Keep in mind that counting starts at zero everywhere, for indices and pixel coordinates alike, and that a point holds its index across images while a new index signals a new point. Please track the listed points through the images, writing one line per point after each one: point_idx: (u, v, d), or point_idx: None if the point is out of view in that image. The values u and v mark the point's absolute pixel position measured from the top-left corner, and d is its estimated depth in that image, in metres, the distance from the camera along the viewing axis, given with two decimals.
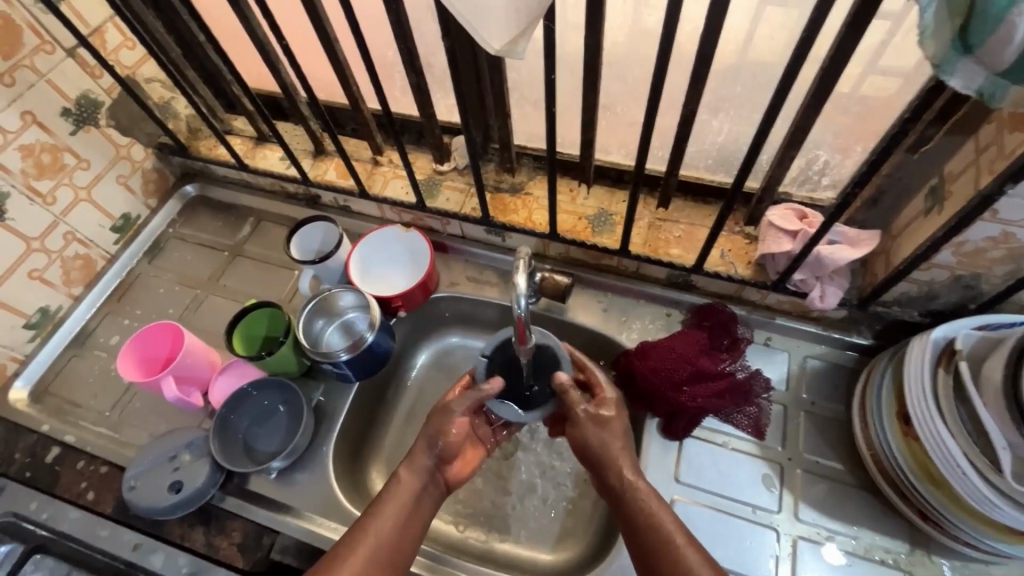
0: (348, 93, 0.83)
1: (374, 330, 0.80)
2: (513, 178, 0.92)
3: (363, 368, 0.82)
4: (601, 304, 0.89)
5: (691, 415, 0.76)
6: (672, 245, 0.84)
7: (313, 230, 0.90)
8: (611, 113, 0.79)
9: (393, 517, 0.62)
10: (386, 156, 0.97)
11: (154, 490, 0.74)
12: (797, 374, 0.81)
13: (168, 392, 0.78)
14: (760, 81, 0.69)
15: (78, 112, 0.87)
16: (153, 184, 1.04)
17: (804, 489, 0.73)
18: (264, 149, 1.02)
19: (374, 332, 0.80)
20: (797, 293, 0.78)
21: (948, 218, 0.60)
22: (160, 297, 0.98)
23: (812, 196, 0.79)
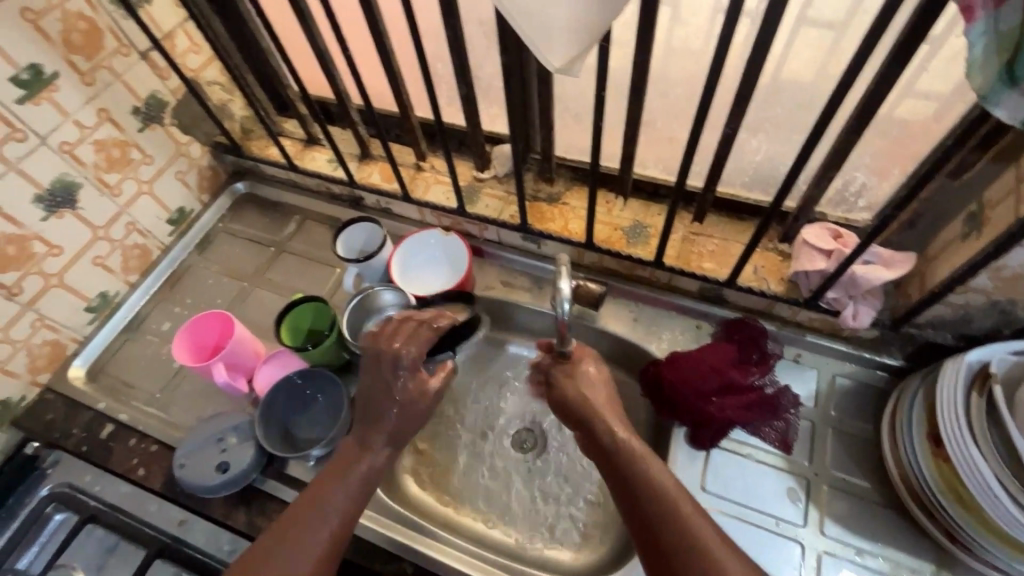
0: (400, 101, 0.87)
1: None
2: (550, 187, 0.95)
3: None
4: (632, 313, 0.91)
5: (719, 426, 0.77)
6: (705, 259, 0.86)
7: (357, 230, 0.94)
8: (652, 128, 0.82)
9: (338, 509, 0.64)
10: (429, 162, 1.01)
11: (202, 470, 0.78)
12: (825, 391, 0.82)
13: (218, 377, 0.82)
14: (802, 103, 0.71)
15: (146, 111, 0.93)
16: (207, 181, 1.09)
17: (830, 504, 0.74)
18: (313, 151, 1.07)
19: None
20: (829, 311, 0.79)
21: (986, 243, 0.61)
22: (209, 287, 1.03)
23: (847, 217, 0.81)
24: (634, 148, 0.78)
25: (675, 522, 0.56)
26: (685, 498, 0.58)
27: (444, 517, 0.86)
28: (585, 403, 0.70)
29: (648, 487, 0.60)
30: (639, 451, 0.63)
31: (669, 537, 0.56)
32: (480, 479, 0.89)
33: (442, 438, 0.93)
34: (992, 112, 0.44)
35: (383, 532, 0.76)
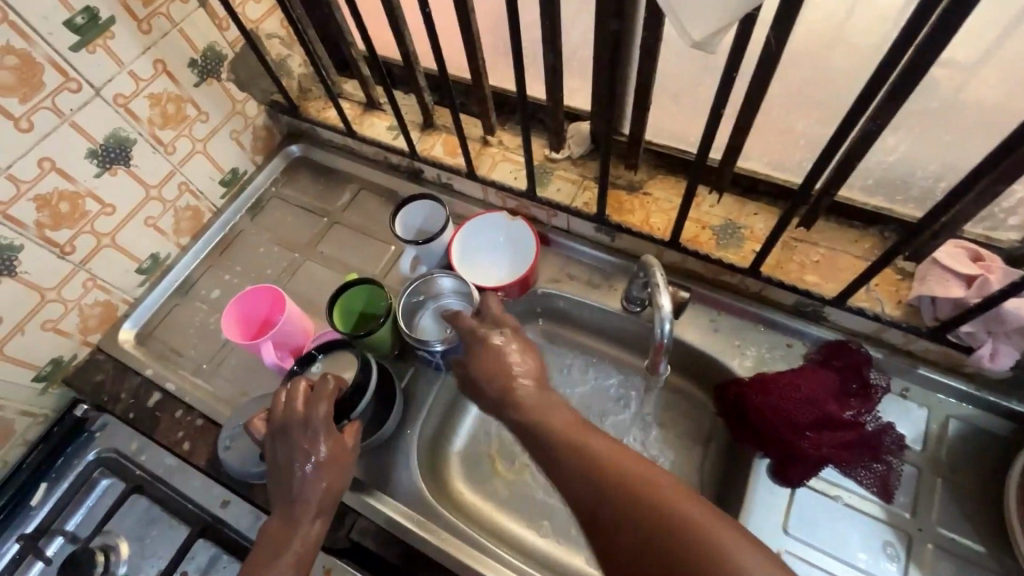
0: (474, 67, 0.78)
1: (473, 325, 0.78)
2: (632, 174, 0.85)
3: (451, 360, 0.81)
4: (713, 323, 0.81)
5: (811, 464, 0.68)
6: (807, 271, 0.75)
7: (418, 208, 0.87)
8: (764, 116, 0.71)
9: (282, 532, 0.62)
10: (497, 137, 0.93)
11: (247, 454, 0.75)
12: (936, 434, 0.71)
13: (268, 356, 0.78)
14: (966, 97, 0.59)
15: (203, 64, 0.87)
16: (262, 141, 1.04)
17: (936, 567, 0.64)
18: (372, 117, 1.00)
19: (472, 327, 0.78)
20: (959, 346, 0.68)
21: None
22: (260, 256, 0.99)
23: (989, 235, 0.68)
24: (744, 138, 0.67)
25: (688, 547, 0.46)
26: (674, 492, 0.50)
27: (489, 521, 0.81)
28: (542, 424, 0.61)
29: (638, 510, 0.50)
30: (613, 463, 0.54)
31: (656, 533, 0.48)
32: (531, 487, 0.83)
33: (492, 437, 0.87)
34: None
35: (432, 542, 0.72)
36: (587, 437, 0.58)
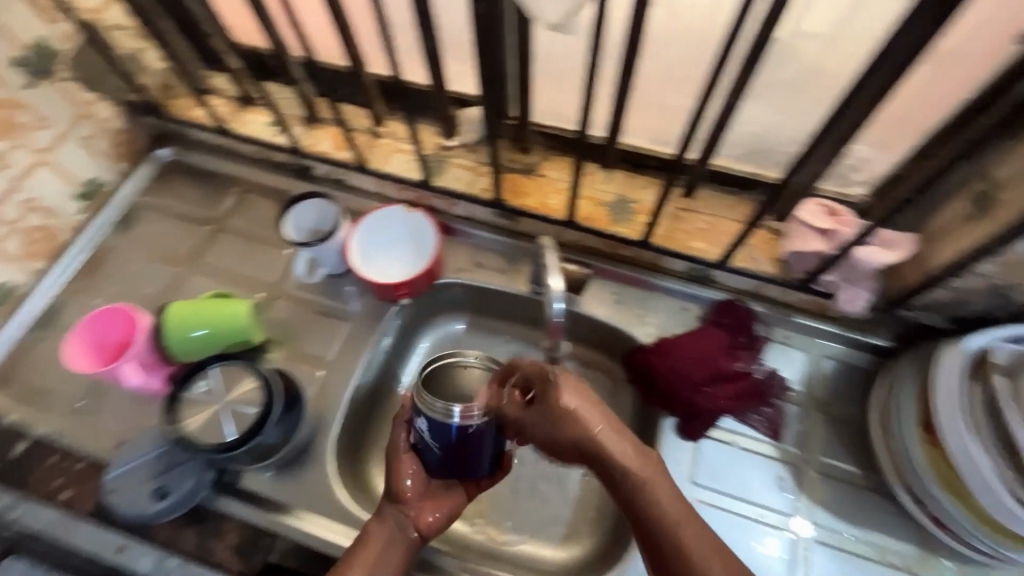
0: (351, 54, 0.74)
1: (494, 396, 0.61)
2: (525, 157, 0.86)
3: (460, 458, 0.61)
4: (616, 295, 0.84)
5: (709, 416, 0.74)
6: (693, 239, 0.80)
7: (308, 208, 0.82)
8: (641, 93, 0.73)
9: (379, 554, 0.62)
10: (387, 127, 0.90)
11: (137, 495, 0.68)
12: (813, 374, 0.79)
13: (130, 379, 0.74)
14: (810, 67, 0.64)
15: (33, 62, 0.76)
16: (123, 146, 0.93)
17: (820, 492, 0.72)
18: (250, 113, 0.93)
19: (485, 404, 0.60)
20: (822, 294, 0.76)
21: (1002, 225, 0.57)
22: (136, 274, 0.89)
23: (842, 192, 0.75)
24: (622, 115, 0.69)
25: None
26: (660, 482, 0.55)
27: None
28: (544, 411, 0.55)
29: (672, 556, 0.53)
30: (661, 510, 0.54)
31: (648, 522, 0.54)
32: None
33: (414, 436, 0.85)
34: None
35: None
36: (636, 471, 0.55)
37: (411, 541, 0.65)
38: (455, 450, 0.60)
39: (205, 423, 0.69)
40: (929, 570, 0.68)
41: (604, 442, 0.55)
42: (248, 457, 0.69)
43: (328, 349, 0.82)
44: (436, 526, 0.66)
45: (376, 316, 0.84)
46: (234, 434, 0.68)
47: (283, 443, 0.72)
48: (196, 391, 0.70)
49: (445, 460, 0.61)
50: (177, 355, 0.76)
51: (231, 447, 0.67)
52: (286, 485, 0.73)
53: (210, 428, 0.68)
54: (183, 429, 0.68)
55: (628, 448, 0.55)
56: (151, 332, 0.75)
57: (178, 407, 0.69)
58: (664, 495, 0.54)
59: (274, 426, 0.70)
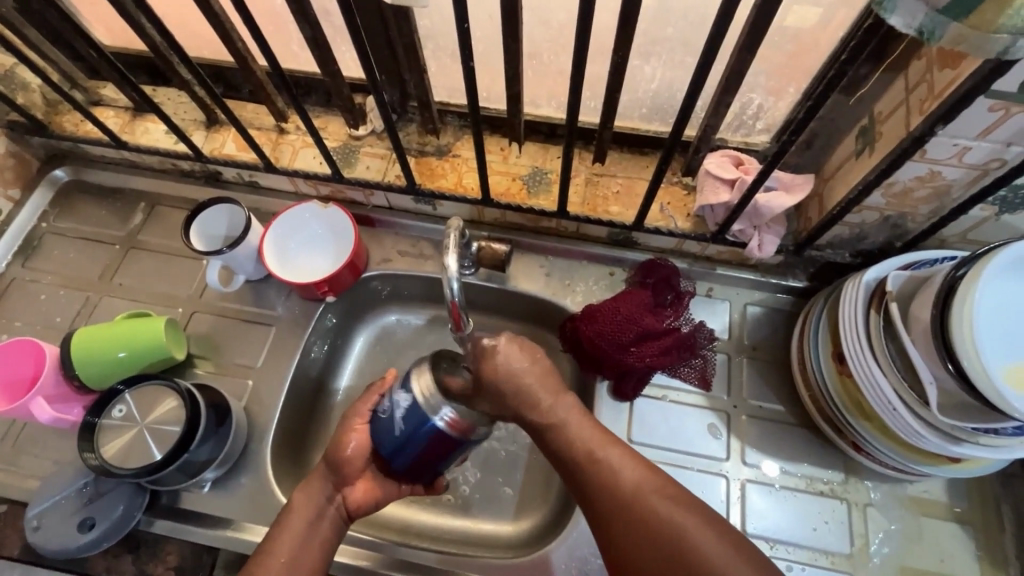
0: (233, 50, 0.71)
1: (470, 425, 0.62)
2: (437, 139, 0.84)
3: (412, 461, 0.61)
4: (543, 268, 0.85)
5: (640, 374, 0.76)
6: (611, 203, 0.81)
7: (216, 214, 0.79)
8: (538, 62, 0.73)
9: (305, 526, 0.59)
10: (292, 122, 0.87)
11: (62, 530, 0.66)
12: (737, 321, 0.81)
13: (42, 415, 0.69)
14: (694, 18, 0.65)
15: None
16: (11, 172, 0.88)
17: (750, 433, 0.75)
18: (144, 122, 0.88)
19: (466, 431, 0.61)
20: (737, 243, 0.77)
21: (880, 159, 0.59)
22: (43, 305, 0.85)
23: (746, 141, 0.77)
24: (518, 86, 0.69)
25: (650, 530, 0.49)
26: (603, 446, 0.56)
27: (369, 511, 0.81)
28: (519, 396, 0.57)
29: (614, 499, 0.52)
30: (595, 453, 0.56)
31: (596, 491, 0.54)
32: None
33: None
34: (885, 19, 0.39)
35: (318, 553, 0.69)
36: (572, 430, 0.57)
37: (337, 516, 0.62)
38: (417, 449, 0.59)
39: (126, 447, 0.66)
40: (854, 493, 0.72)
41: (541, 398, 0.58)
42: (177, 475, 0.68)
43: (257, 357, 0.81)
44: (363, 508, 0.64)
45: (303, 318, 0.83)
46: (158, 455, 0.66)
47: (216, 457, 0.70)
48: (112, 416, 0.68)
49: (397, 446, 0.60)
50: (91, 384, 0.73)
51: (157, 468, 0.65)
52: (223, 498, 0.72)
53: (132, 452, 0.66)
54: (102, 457, 0.66)
55: (568, 414, 0.58)
56: (61, 362, 0.72)
57: (95, 435, 0.67)
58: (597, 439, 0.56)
59: (203, 441, 0.68)
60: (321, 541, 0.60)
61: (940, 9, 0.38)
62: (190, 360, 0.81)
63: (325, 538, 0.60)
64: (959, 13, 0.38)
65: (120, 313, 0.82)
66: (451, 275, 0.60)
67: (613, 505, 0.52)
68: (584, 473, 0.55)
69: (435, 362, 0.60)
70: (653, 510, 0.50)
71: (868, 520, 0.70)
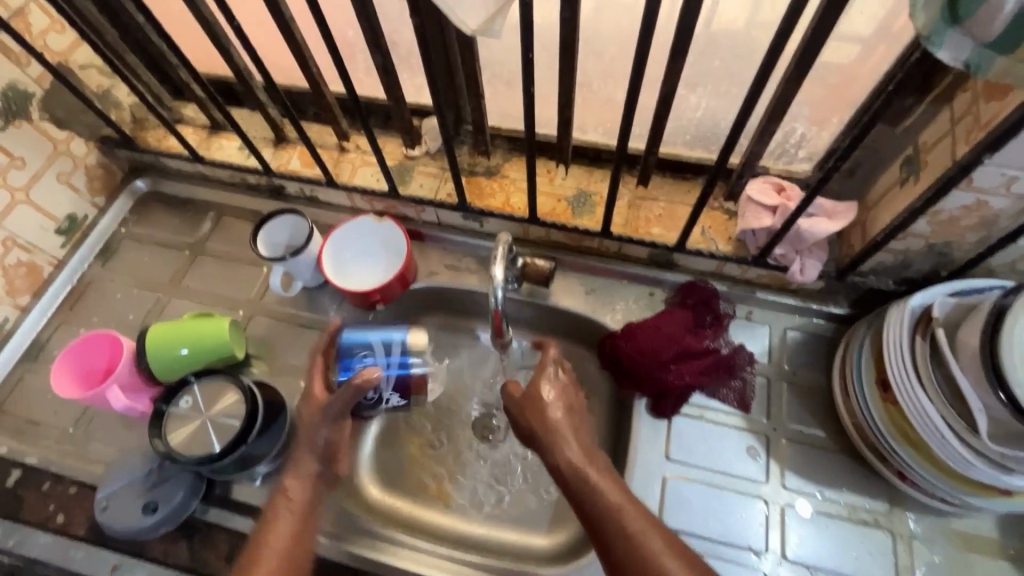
0: (308, 75, 0.78)
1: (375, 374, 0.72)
2: (488, 161, 0.89)
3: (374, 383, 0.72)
4: (584, 286, 0.88)
5: (680, 393, 0.77)
6: (652, 225, 0.83)
7: (280, 224, 0.85)
8: (587, 90, 0.77)
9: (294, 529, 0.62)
10: (353, 142, 0.93)
11: (128, 511, 0.71)
12: (778, 346, 0.82)
13: (116, 402, 0.75)
14: (738, 52, 0.69)
15: (6, 106, 0.79)
16: (99, 181, 0.96)
17: (791, 457, 0.75)
18: (220, 139, 0.96)
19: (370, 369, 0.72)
20: (778, 267, 0.79)
21: (924, 188, 0.61)
22: (118, 303, 0.92)
23: (789, 169, 0.79)
24: (569, 112, 0.73)
25: (629, 543, 0.55)
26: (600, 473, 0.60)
27: (407, 516, 0.83)
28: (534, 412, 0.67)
29: (610, 522, 0.57)
30: (636, 539, 0.55)
31: (594, 509, 0.58)
32: (447, 477, 0.85)
33: (398, 438, 0.89)
34: (935, 55, 0.42)
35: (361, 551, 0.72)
36: (576, 455, 0.62)
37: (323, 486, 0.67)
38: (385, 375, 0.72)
39: (189, 437, 0.71)
40: (899, 525, 0.70)
41: (564, 445, 0.63)
42: (233, 467, 0.71)
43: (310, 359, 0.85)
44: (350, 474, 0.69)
45: None
46: (218, 446, 0.70)
47: (270, 452, 0.74)
48: (179, 406, 0.73)
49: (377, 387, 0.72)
50: (160, 375, 0.78)
51: (216, 458, 0.69)
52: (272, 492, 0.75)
53: (195, 441, 0.71)
54: (168, 444, 0.70)
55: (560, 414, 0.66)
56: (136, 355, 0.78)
57: (163, 423, 0.72)
58: (638, 521, 0.57)
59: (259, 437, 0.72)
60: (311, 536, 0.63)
61: (987, 43, 0.40)
62: (248, 360, 0.86)
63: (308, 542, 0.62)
64: (1004, 48, 0.40)
65: (186, 313, 0.88)
66: (498, 284, 0.64)
67: (599, 512, 0.58)
68: (606, 535, 0.57)
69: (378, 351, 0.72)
70: (642, 541, 0.55)
71: (913, 554, 0.69)
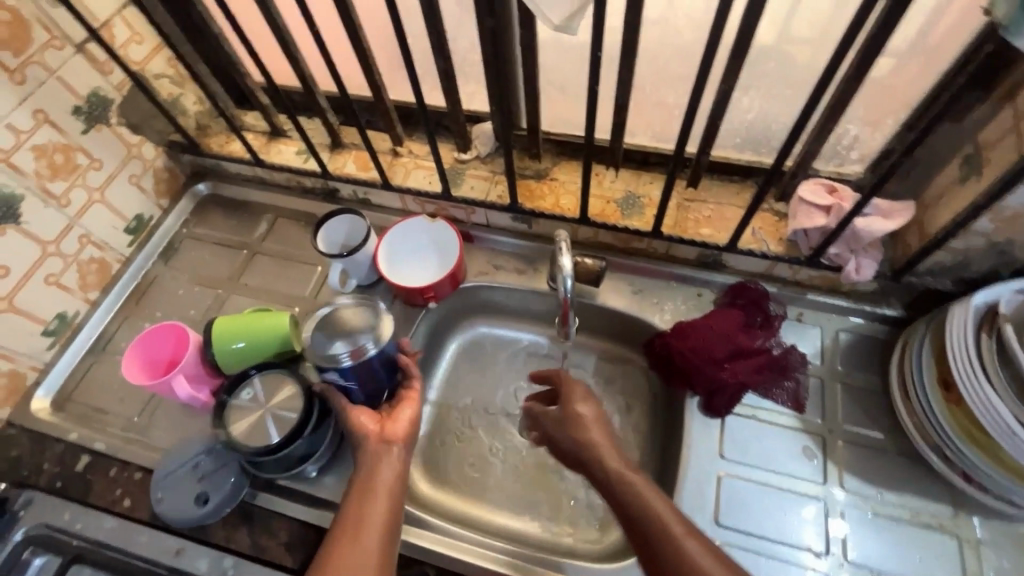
0: (371, 80, 0.82)
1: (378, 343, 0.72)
2: (537, 164, 0.91)
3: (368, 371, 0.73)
4: (632, 286, 0.89)
5: (733, 391, 0.77)
6: (702, 226, 0.84)
7: (338, 223, 0.88)
8: (641, 93, 0.79)
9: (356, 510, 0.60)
10: (406, 147, 0.96)
11: (182, 501, 0.74)
12: (830, 347, 0.81)
13: (181, 391, 0.78)
14: (793, 54, 0.70)
15: (89, 110, 0.84)
16: (164, 184, 1.01)
17: (849, 459, 0.74)
18: (279, 144, 1.00)
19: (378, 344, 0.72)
20: (831, 267, 0.79)
21: (986, 185, 0.61)
22: (180, 299, 0.96)
23: (840, 170, 0.79)
24: (624, 114, 0.75)
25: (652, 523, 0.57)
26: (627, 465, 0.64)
27: (458, 512, 0.83)
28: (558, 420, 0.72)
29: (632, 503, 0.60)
30: (675, 541, 0.55)
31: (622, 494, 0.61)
32: (496, 474, 0.86)
33: (447, 434, 0.90)
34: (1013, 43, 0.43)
35: (422, 543, 0.73)
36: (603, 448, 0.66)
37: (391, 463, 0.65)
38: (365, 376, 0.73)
39: (249, 427, 0.73)
40: (965, 529, 0.69)
41: (605, 457, 0.65)
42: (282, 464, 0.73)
43: None
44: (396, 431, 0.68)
45: (405, 322, 0.89)
46: (277, 438, 0.72)
47: (313, 453, 0.75)
48: (241, 398, 0.75)
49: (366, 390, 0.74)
50: (223, 367, 0.81)
51: (273, 450, 0.71)
52: (321, 487, 0.76)
53: (254, 433, 0.73)
54: (229, 433, 0.73)
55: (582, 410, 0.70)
56: (201, 347, 0.80)
57: (226, 413, 0.74)
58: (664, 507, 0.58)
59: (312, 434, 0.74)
60: (381, 511, 0.61)
61: None
62: None
63: (380, 522, 0.60)
64: None
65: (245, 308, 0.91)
66: (566, 271, 0.69)
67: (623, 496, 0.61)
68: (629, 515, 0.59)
69: (349, 327, 0.72)
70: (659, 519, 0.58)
71: (980, 559, 0.67)
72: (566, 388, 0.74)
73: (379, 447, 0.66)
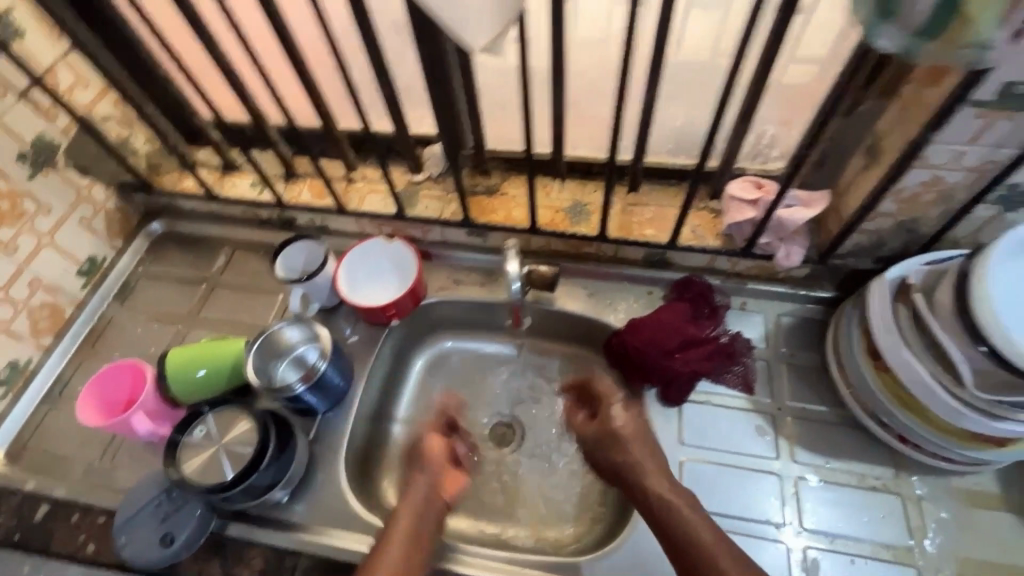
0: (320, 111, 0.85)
1: (326, 360, 0.80)
2: (487, 180, 0.96)
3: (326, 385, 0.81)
4: (586, 289, 0.93)
5: (686, 379, 0.81)
6: (645, 227, 0.90)
7: (297, 249, 0.90)
8: (576, 109, 0.85)
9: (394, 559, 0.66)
10: (359, 173, 0.99)
11: (146, 544, 0.72)
12: (773, 331, 0.87)
13: (141, 427, 0.78)
14: (707, 65, 0.76)
15: (34, 156, 0.84)
16: (117, 225, 1.01)
17: (797, 433, 0.79)
18: (232, 177, 1.01)
19: (326, 362, 0.80)
20: (765, 256, 0.85)
21: (887, 170, 0.68)
22: (139, 337, 0.95)
23: (765, 168, 0.86)
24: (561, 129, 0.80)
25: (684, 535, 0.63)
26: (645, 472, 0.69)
27: None
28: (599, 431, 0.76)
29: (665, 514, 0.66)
30: (706, 547, 0.62)
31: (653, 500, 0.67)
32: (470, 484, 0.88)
33: None
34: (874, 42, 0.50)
35: None
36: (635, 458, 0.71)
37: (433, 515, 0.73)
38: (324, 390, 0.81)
39: (204, 464, 0.72)
40: (906, 487, 0.74)
41: (642, 466, 0.70)
42: (243, 497, 0.72)
43: None
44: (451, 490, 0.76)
45: (371, 342, 0.91)
46: (232, 473, 0.72)
47: (278, 481, 0.74)
48: (194, 435, 0.74)
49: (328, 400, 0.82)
50: (182, 398, 0.81)
51: (227, 486, 0.70)
52: (292, 513, 0.76)
53: (210, 470, 0.72)
54: (183, 472, 0.72)
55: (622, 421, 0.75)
56: (158, 382, 0.80)
57: (179, 452, 0.74)
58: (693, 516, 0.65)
59: (269, 465, 0.73)
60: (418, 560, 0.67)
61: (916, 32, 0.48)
62: None
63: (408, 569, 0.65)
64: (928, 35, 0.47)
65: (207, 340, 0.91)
66: None
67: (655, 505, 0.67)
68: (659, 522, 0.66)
69: (291, 349, 0.81)
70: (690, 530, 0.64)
71: (923, 512, 0.72)
72: (606, 402, 0.78)
73: (434, 502, 0.74)
